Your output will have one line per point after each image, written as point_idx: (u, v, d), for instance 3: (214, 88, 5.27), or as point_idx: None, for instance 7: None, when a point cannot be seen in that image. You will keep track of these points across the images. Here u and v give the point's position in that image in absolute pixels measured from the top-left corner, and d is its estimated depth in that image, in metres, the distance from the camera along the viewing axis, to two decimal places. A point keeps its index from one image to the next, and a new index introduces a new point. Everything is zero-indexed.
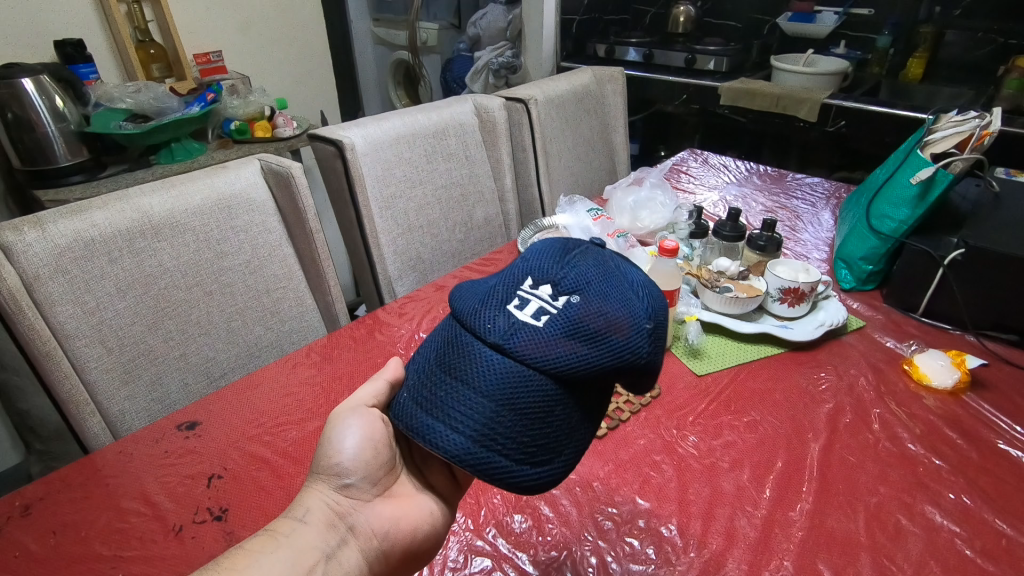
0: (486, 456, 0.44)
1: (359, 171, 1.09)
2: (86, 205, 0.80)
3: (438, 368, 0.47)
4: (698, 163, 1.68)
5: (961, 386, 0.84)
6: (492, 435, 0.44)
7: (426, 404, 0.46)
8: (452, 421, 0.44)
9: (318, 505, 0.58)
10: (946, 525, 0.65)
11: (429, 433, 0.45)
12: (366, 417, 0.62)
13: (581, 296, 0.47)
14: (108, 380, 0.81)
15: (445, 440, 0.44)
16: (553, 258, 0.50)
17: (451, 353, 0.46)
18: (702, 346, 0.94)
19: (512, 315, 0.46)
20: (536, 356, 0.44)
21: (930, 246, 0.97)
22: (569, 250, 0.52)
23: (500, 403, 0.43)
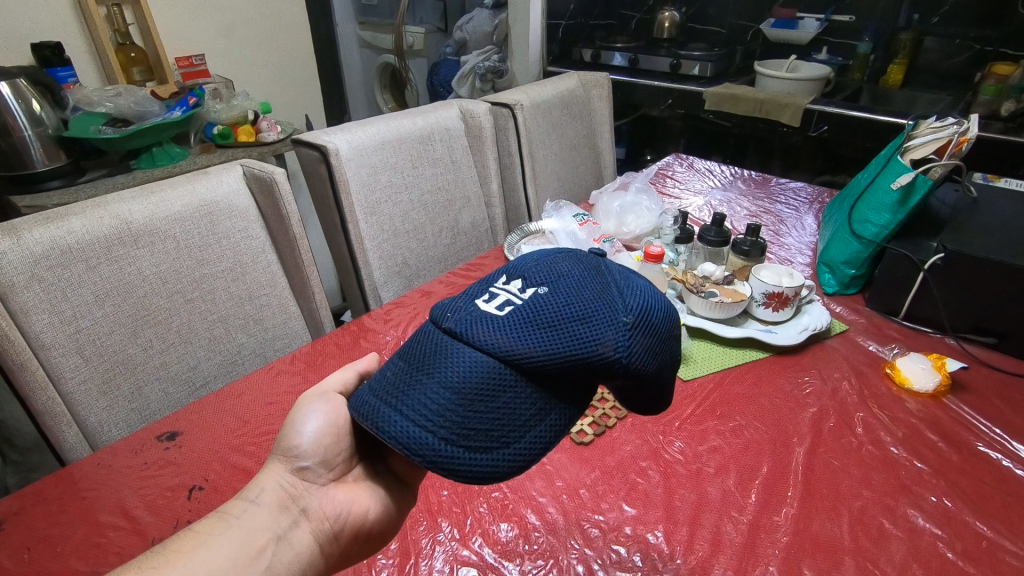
0: (437, 444, 0.42)
1: (344, 176, 1.08)
2: (62, 212, 0.78)
3: (402, 362, 0.47)
4: (683, 167, 1.69)
5: (942, 389, 0.85)
6: (445, 423, 0.42)
7: (384, 395, 0.45)
8: (405, 410, 0.43)
9: (273, 487, 0.58)
10: (927, 528, 0.66)
11: (383, 422, 0.43)
12: (331, 402, 0.61)
13: (548, 288, 0.47)
14: (86, 390, 0.79)
15: (396, 429, 0.43)
16: (529, 260, 0.52)
17: (416, 347, 0.47)
18: (688, 351, 0.95)
19: (478, 308, 0.48)
20: (490, 340, 0.44)
21: (910, 251, 0.98)
22: (553, 254, 0.53)
23: (444, 384, 0.43)
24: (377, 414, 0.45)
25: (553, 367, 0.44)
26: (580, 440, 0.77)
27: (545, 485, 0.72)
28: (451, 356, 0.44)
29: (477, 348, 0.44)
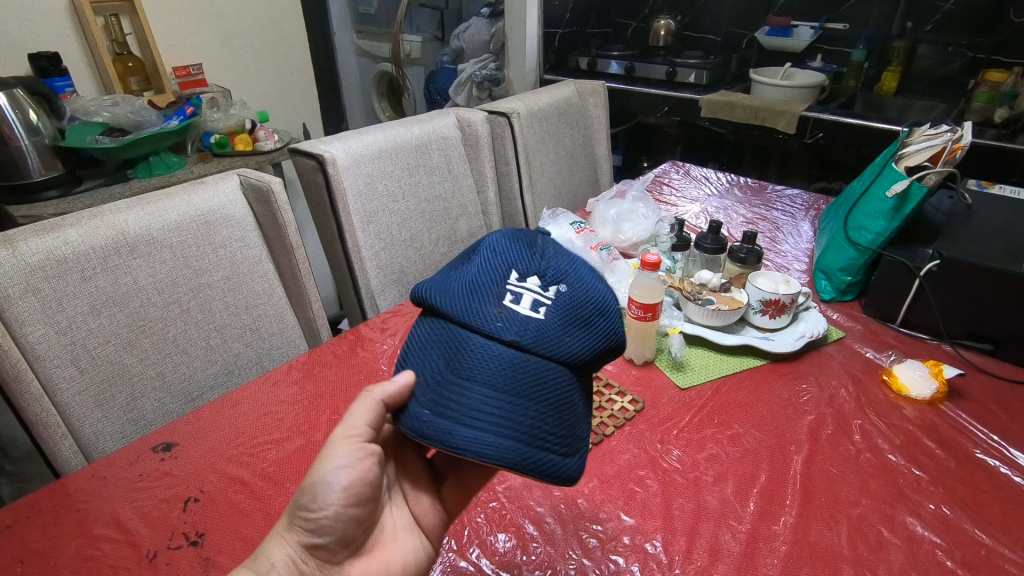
0: (523, 449, 0.47)
1: (341, 185, 1.08)
2: (59, 222, 0.78)
3: (447, 371, 0.49)
4: (680, 175, 1.70)
5: (939, 396, 0.85)
6: (536, 433, 0.47)
7: (461, 418, 0.47)
8: (481, 421, 0.46)
9: (285, 561, 0.54)
10: (926, 536, 0.66)
11: (478, 443, 0.46)
12: (355, 464, 0.57)
13: (545, 275, 0.55)
14: (81, 401, 0.79)
15: (478, 443, 0.46)
16: (507, 248, 0.57)
17: (456, 354, 0.49)
18: (686, 359, 0.95)
19: (515, 311, 0.51)
20: (550, 346, 0.50)
21: (906, 258, 0.99)
22: (533, 244, 0.59)
23: (530, 398, 0.48)
24: (451, 429, 0.47)
25: (590, 358, 0.52)
26: None
27: (543, 495, 0.71)
28: (504, 356, 0.49)
29: (523, 346, 0.49)
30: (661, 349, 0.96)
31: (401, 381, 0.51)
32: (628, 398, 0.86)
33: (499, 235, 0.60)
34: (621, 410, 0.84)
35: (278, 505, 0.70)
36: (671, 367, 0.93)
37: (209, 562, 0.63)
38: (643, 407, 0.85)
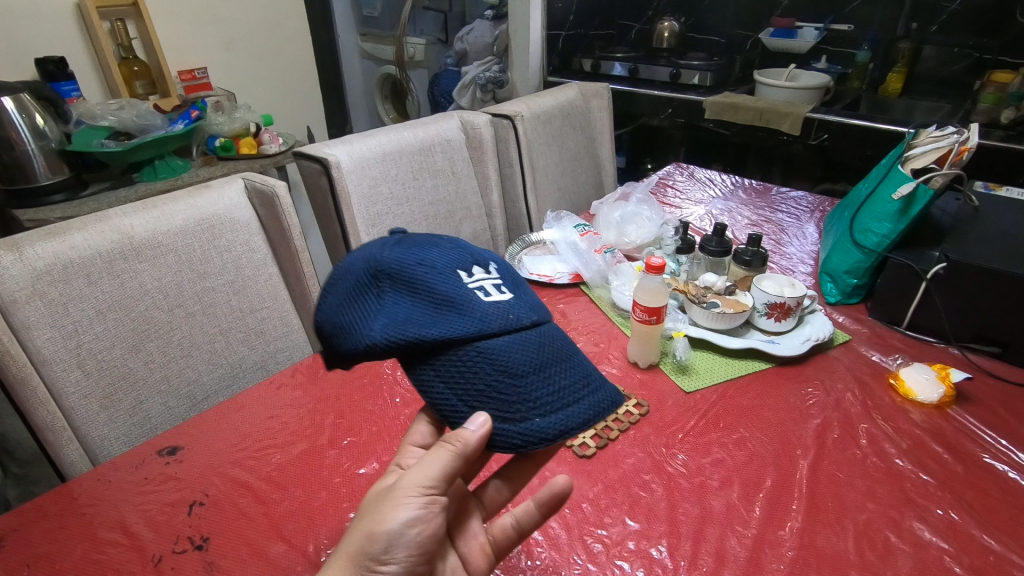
0: (595, 400, 0.51)
1: (345, 188, 1.08)
2: (64, 227, 0.79)
3: (486, 388, 0.47)
4: (684, 177, 1.69)
5: (946, 400, 0.85)
6: (586, 385, 0.51)
7: (539, 411, 0.48)
8: (557, 401, 0.49)
9: None
10: (934, 542, 0.65)
11: (567, 420, 0.48)
12: (425, 520, 0.50)
13: (461, 258, 0.54)
14: (87, 405, 0.79)
15: (569, 418, 0.49)
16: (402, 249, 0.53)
17: (482, 368, 0.48)
18: (690, 362, 0.94)
19: (496, 304, 0.51)
20: (535, 315, 0.53)
21: (912, 261, 0.98)
22: (434, 243, 0.56)
23: (563, 360, 0.51)
24: (544, 424, 0.48)
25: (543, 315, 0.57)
26: (582, 453, 0.77)
27: None
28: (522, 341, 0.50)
29: (523, 325, 0.51)
30: (666, 353, 0.96)
31: (477, 428, 0.47)
32: (632, 401, 0.86)
33: (400, 250, 0.53)
34: (625, 414, 0.84)
35: (282, 508, 0.70)
36: (676, 370, 0.92)
37: (213, 566, 0.63)
38: (647, 410, 0.84)
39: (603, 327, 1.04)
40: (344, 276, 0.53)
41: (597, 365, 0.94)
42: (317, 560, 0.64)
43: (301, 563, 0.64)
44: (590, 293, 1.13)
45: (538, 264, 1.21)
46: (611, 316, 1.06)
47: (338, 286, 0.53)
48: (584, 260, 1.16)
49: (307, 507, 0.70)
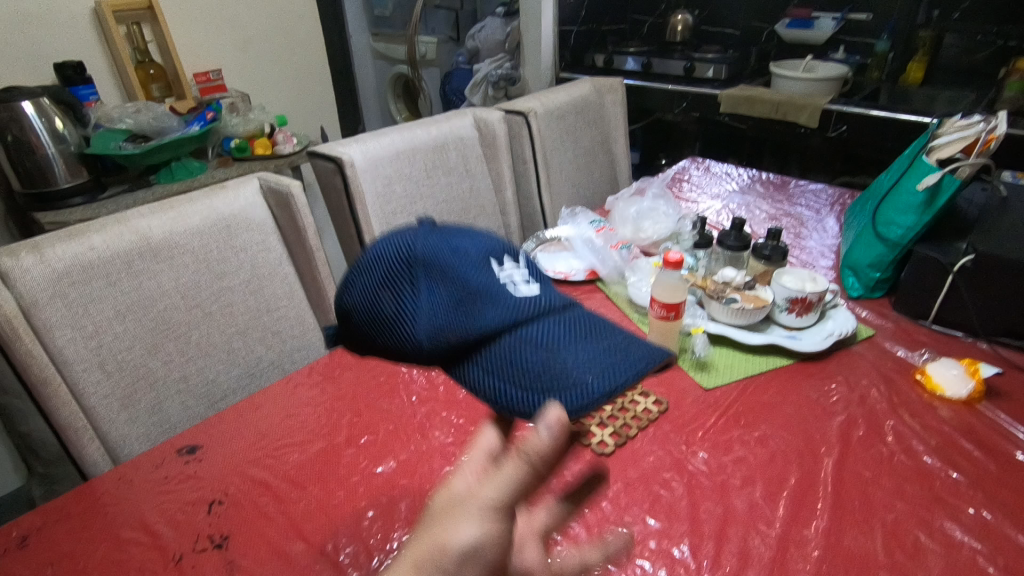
0: (646, 355, 0.48)
1: (359, 187, 1.08)
2: (84, 229, 0.79)
3: (536, 372, 0.44)
4: (699, 171, 1.67)
5: (976, 396, 0.83)
6: (629, 346, 0.49)
7: (596, 373, 0.45)
8: (605, 364, 0.46)
9: None
10: (966, 542, 0.63)
11: (625, 381, 0.45)
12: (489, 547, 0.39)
13: (488, 246, 0.52)
14: (108, 404, 0.80)
15: (625, 378, 0.45)
16: (421, 232, 0.51)
17: (525, 349, 0.45)
18: (710, 359, 0.93)
19: (529, 290, 0.49)
20: (564, 298, 0.51)
21: (938, 253, 0.96)
22: (453, 233, 0.53)
23: (599, 330, 0.49)
24: (602, 389, 0.44)
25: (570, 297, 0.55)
26: (601, 451, 0.76)
27: None
28: (561, 323, 0.48)
29: (555, 305, 0.49)
30: (685, 349, 0.95)
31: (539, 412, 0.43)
32: (651, 399, 0.85)
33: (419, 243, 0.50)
34: (644, 411, 0.83)
35: (301, 507, 0.70)
36: (695, 367, 0.91)
37: (234, 565, 0.63)
38: (667, 407, 0.83)
39: (619, 324, 1.02)
40: (366, 267, 0.51)
41: None
42: (336, 559, 0.64)
43: (320, 562, 0.63)
44: (606, 290, 1.11)
45: (554, 262, 1.19)
46: (628, 313, 1.05)
47: (369, 271, 0.51)
48: (600, 257, 1.15)
49: (325, 506, 0.70)
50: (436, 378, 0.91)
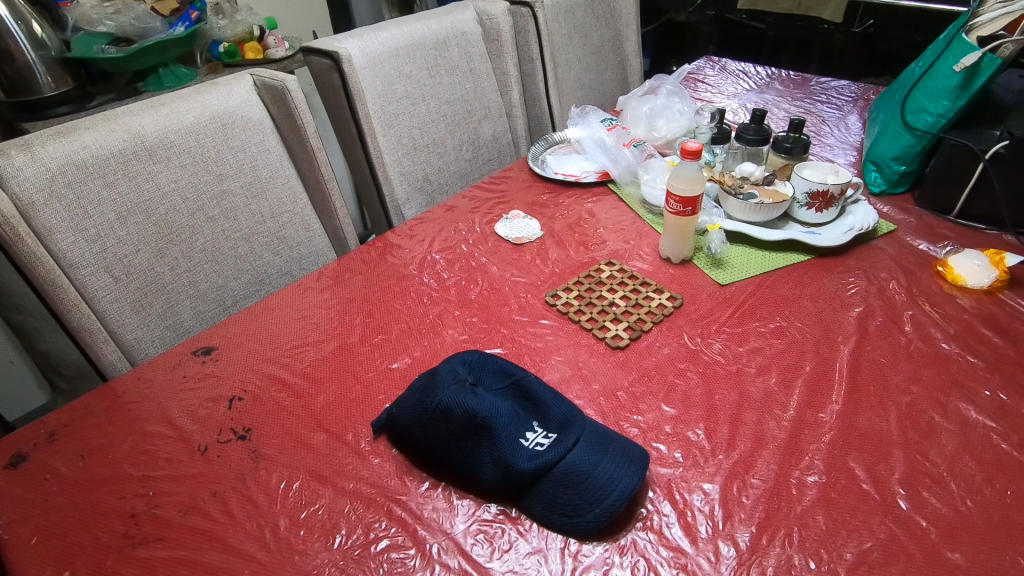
0: (639, 459, 0.58)
1: (359, 85, 1.02)
2: (74, 126, 0.75)
3: (583, 506, 0.55)
4: (715, 70, 1.58)
5: (998, 285, 0.81)
6: (631, 454, 0.59)
7: (624, 479, 0.56)
8: (619, 461, 0.57)
9: None
10: (980, 421, 0.64)
11: (636, 470, 0.57)
12: None
13: (502, 401, 0.60)
14: (119, 308, 0.80)
15: (635, 464, 0.58)
16: (445, 378, 0.62)
17: (571, 494, 0.55)
18: (725, 256, 0.91)
19: (547, 423, 0.60)
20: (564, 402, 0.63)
21: (970, 140, 0.90)
22: (466, 382, 0.61)
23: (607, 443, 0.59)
24: (626, 486, 0.55)
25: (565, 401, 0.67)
26: (616, 344, 0.76)
27: (582, 388, 0.71)
28: (578, 448, 0.57)
29: (568, 421, 0.60)
30: (700, 248, 0.92)
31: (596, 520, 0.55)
32: (666, 295, 0.83)
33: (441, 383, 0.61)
34: (658, 307, 0.82)
35: (320, 401, 0.70)
36: (711, 264, 0.89)
37: (258, 454, 0.65)
38: (682, 303, 0.82)
39: (632, 225, 1.00)
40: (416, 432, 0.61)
41: (627, 261, 0.92)
42: (357, 447, 0.65)
43: (342, 449, 0.65)
44: (619, 192, 1.09)
45: (564, 163, 1.17)
46: (641, 214, 1.02)
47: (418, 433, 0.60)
48: (612, 157, 1.11)
49: (343, 399, 0.71)
50: (447, 280, 0.90)
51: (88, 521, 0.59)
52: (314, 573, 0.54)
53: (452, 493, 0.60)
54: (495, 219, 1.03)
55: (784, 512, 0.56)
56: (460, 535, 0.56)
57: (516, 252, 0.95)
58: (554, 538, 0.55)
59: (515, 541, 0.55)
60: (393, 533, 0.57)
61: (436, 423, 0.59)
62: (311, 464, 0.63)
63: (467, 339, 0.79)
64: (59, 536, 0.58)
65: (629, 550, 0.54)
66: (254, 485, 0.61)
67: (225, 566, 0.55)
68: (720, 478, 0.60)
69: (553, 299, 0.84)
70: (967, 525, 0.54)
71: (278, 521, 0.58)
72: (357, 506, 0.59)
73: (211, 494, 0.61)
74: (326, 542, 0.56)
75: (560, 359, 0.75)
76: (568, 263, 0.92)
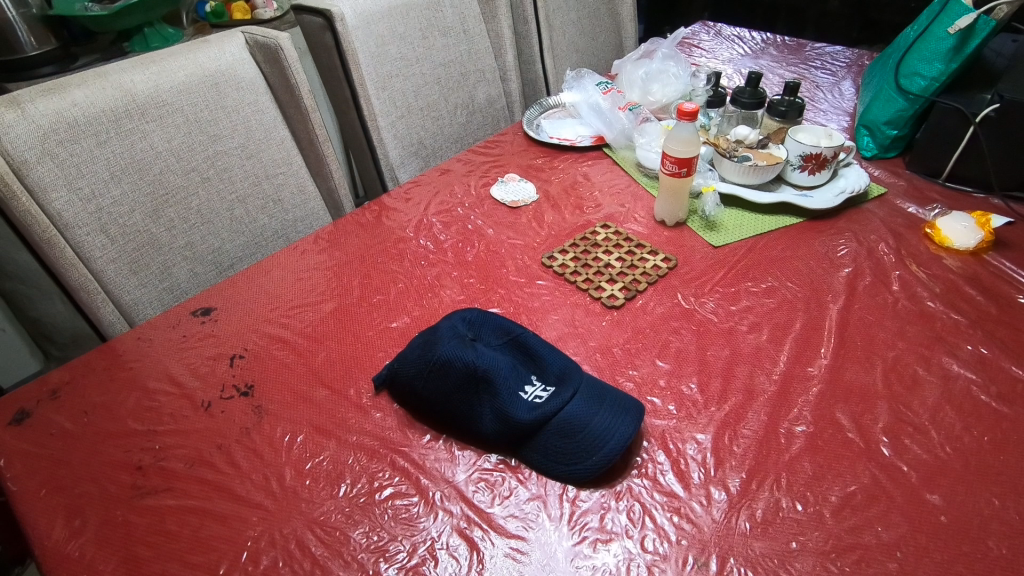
0: (633, 411, 0.60)
1: (352, 45, 1.01)
2: (63, 83, 0.74)
3: (581, 454, 0.56)
4: (710, 35, 1.57)
5: (984, 246, 0.83)
6: (627, 406, 0.60)
7: (619, 428, 0.58)
8: (615, 411, 0.59)
9: None
10: (962, 373, 0.66)
11: (631, 420, 0.59)
12: None
13: (503, 356, 0.62)
14: (116, 268, 0.80)
15: (631, 415, 0.59)
16: (445, 334, 0.63)
17: (569, 443, 0.57)
18: (719, 219, 0.92)
19: (546, 378, 0.61)
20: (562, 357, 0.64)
21: (961, 104, 0.91)
22: (467, 339, 0.62)
23: (602, 395, 0.60)
24: (622, 435, 0.57)
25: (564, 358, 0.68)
26: (611, 304, 0.77)
27: (579, 345, 0.72)
28: (577, 400, 0.59)
29: (567, 375, 0.62)
30: (694, 211, 0.93)
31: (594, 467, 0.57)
32: (660, 256, 0.85)
33: (442, 338, 0.62)
34: (653, 268, 0.83)
35: (321, 359, 0.71)
36: (704, 227, 0.90)
37: (261, 409, 0.66)
38: (676, 264, 0.83)
39: (627, 188, 1.00)
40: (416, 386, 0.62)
41: (622, 224, 0.92)
42: (359, 401, 0.66)
43: (344, 404, 0.66)
44: (614, 155, 1.09)
45: (559, 128, 1.17)
46: (636, 177, 1.03)
47: (419, 389, 0.62)
48: (607, 121, 1.10)
49: (344, 357, 0.72)
50: (444, 242, 0.90)
51: (96, 473, 0.60)
52: (321, 519, 0.56)
53: (454, 444, 0.62)
54: (490, 183, 1.03)
55: (773, 459, 0.59)
56: (461, 483, 0.58)
57: (512, 215, 0.96)
58: (554, 485, 0.57)
59: (515, 488, 0.57)
60: (396, 481, 0.58)
61: (436, 376, 0.60)
62: (314, 418, 0.65)
63: (465, 299, 0.80)
64: (68, 487, 0.59)
65: (624, 495, 0.56)
66: (259, 439, 0.63)
67: (234, 513, 0.56)
68: (712, 428, 0.62)
69: (549, 261, 0.85)
70: (946, 470, 0.57)
71: (284, 472, 0.60)
72: (361, 457, 0.61)
73: (217, 446, 0.62)
74: (332, 490, 0.58)
75: (557, 318, 0.76)
76: (564, 226, 0.93)
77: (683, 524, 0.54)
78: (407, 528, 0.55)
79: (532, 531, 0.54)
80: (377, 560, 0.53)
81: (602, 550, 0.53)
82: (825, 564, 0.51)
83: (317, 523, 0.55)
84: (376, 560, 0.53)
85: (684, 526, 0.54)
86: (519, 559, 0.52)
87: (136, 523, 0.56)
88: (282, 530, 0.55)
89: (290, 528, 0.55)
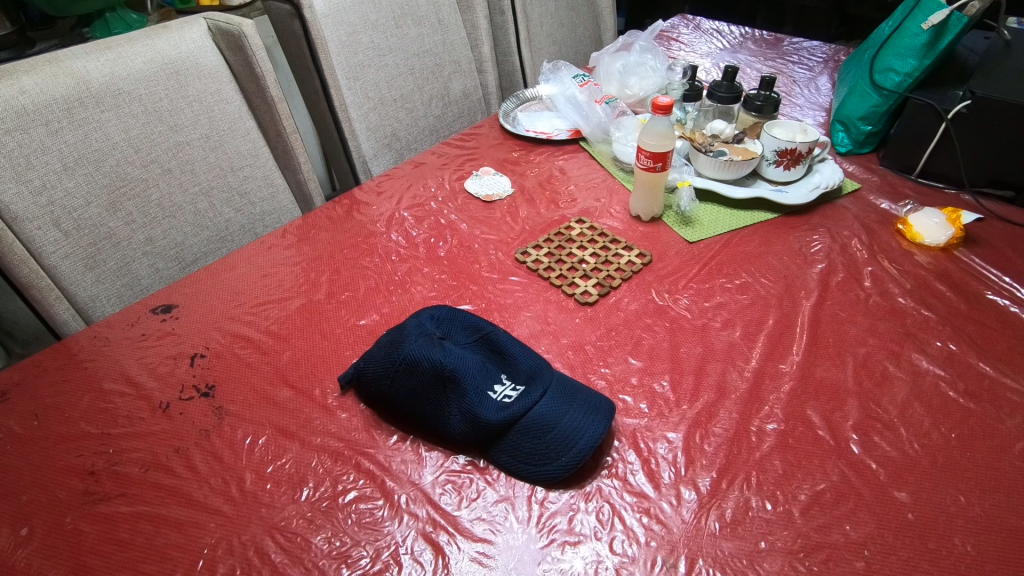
0: (602, 410, 0.59)
1: (321, 33, 0.98)
2: (12, 69, 0.71)
3: (550, 455, 0.55)
4: (689, 29, 1.55)
5: (954, 242, 0.83)
6: (596, 405, 0.59)
7: (589, 426, 0.57)
8: (584, 409, 0.58)
9: None
10: (931, 369, 0.66)
11: (597, 418, 0.57)
12: None
13: (472, 357, 0.60)
14: (72, 265, 0.77)
15: (601, 417, 0.58)
16: (412, 333, 0.61)
17: (537, 444, 0.56)
18: (695, 214, 0.91)
19: (513, 378, 0.60)
20: (533, 357, 0.62)
21: (934, 100, 0.92)
22: (433, 338, 0.60)
23: (569, 393, 0.59)
24: (592, 434, 0.56)
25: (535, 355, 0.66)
26: (584, 300, 0.76)
27: (551, 342, 0.71)
28: (547, 400, 0.57)
29: (536, 376, 0.60)
30: (670, 206, 0.93)
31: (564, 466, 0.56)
32: (635, 252, 0.84)
33: (411, 337, 0.60)
34: (627, 264, 0.82)
35: (285, 358, 0.69)
36: (680, 222, 0.89)
37: (222, 410, 0.64)
38: (651, 260, 0.83)
39: (603, 182, 0.99)
40: (383, 388, 0.60)
41: (597, 219, 0.91)
42: (325, 402, 0.64)
43: (309, 405, 0.64)
44: (590, 149, 1.08)
45: (535, 121, 1.15)
46: (612, 172, 1.02)
47: (387, 391, 0.60)
48: (583, 115, 1.09)
49: (310, 357, 0.70)
50: (416, 237, 0.88)
51: (45, 479, 0.57)
52: (282, 525, 0.54)
53: (421, 445, 0.60)
54: (464, 176, 1.02)
55: (744, 458, 0.58)
56: (428, 486, 0.56)
57: (486, 209, 0.94)
58: (522, 487, 0.56)
59: (482, 490, 0.56)
60: (361, 485, 0.57)
61: (403, 376, 0.58)
62: (277, 419, 0.63)
63: (436, 295, 0.79)
64: (14, 495, 0.56)
65: (594, 496, 0.55)
66: (219, 441, 0.61)
67: (191, 520, 0.54)
68: (683, 427, 0.61)
69: (522, 257, 0.83)
70: (913, 467, 0.57)
71: (244, 476, 0.58)
72: (325, 460, 0.59)
73: (174, 450, 0.60)
74: (294, 495, 0.56)
75: (530, 315, 0.75)
76: (539, 221, 0.91)
77: (652, 525, 0.53)
78: (370, 532, 0.53)
79: (499, 535, 0.53)
80: (339, 567, 0.51)
81: (570, 552, 0.52)
82: (793, 564, 0.50)
83: (277, 528, 0.54)
84: (338, 566, 0.51)
85: (653, 527, 0.53)
86: (485, 564, 0.51)
87: (87, 532, 0.53)
88: (240, 537, 0.53)
89: (249, 535, 0.53)
